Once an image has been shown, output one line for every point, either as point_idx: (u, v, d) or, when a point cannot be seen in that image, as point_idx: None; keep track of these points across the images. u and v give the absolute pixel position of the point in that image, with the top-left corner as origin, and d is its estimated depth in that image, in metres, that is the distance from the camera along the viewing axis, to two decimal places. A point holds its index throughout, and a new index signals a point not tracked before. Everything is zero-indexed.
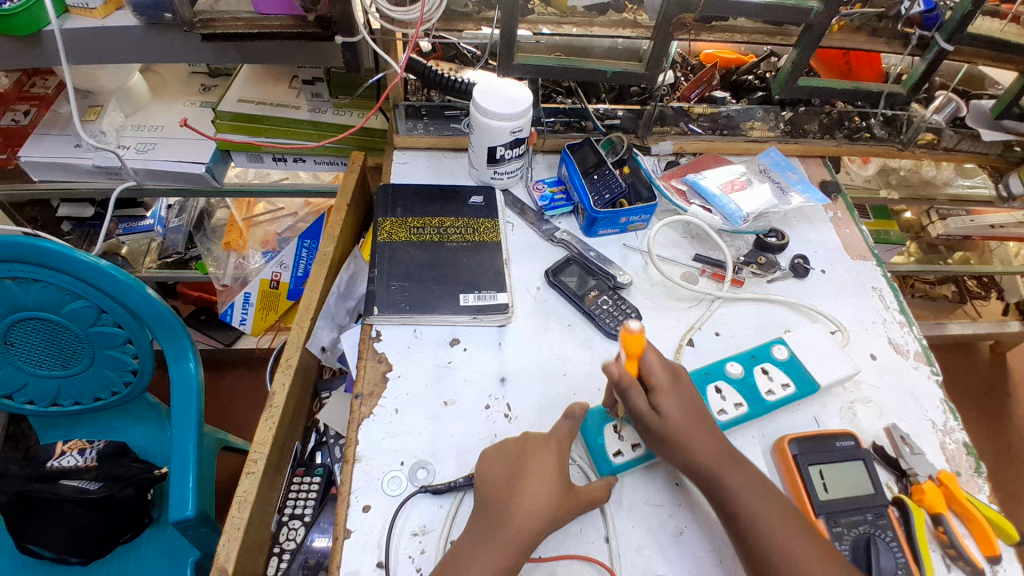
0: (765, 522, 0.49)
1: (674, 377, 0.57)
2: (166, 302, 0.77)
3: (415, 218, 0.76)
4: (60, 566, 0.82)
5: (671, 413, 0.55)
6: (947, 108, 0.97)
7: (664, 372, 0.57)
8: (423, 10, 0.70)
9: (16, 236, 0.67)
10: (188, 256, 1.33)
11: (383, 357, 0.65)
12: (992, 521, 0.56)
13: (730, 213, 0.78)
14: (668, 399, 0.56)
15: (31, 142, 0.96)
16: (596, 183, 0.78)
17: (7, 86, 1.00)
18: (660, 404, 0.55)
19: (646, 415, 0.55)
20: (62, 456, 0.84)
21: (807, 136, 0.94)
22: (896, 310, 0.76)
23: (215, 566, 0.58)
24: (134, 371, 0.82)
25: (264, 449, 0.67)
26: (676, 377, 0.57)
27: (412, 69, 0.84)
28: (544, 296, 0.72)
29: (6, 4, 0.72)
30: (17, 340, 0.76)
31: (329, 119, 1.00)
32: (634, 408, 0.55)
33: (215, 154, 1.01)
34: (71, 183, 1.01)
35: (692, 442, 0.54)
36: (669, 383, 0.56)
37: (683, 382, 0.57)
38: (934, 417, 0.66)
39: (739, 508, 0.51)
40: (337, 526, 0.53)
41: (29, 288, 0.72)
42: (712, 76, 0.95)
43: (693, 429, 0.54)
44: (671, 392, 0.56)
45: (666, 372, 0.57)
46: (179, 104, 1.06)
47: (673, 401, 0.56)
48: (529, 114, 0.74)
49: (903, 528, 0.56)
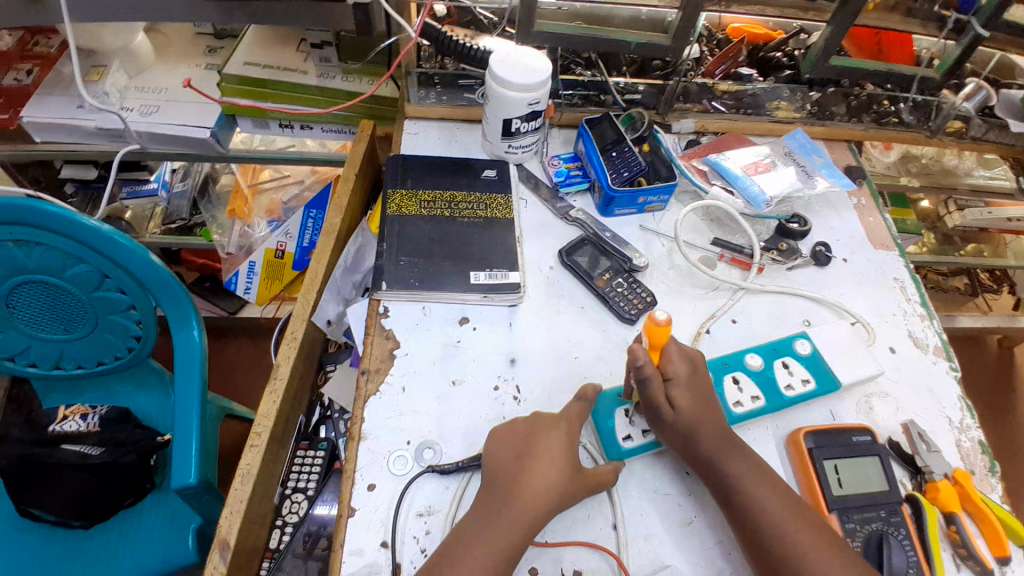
0: (777, 524, 0.48)
1: (691, 369, 0.56)
2: (170, 269, 0.76)
3: (426, 192, 0.74)
4: (63, 530, 0.82)
5: (682, 402, 0.54)
6: (977, 95, 0.91)
7: (682, 362, 0.56)
8: None
9: (19, 198, 0.66)
10: (193, 222, 1.30)
11: (391, 334, 0.63)
12: (1005, 521, 0.55)
13: (752, 196, 0.75)
14: (682, 389, 0.55)
15: (35, 103, 0.93)
16: (615, 161, 0.75)
17: (8, 44, 0.95)
18: (675, 396, 0.55)
19: (660, 406, 0.54)
20: (64, 421, 0.85)
21: (834, 118, 0.89)
22: (918, 302, 0.74)
23: (217, 538, 0.58)
24: (137, 337, 0.81)
25: (268, 422, 0.66)
26: (693, 367, 0.57)
27: (427, 34, 0.80)
28: (557, 277, 0.70)
29: None
30: (19, 305, 0.75)
31: (338, 85, 0.96)
32: (651, 397, 0.54)
33: (220, 117, 0.98)
34: (73, 145, 0.99)
35: (700, 436, 0.53)
36: (684, 373, 0.56)
37: (700, 374, 0.57)
38: (951, 414, 0.65)
39: (752, 509, 0.49)
40: (342, 503, 0.52)
41: (30, 252, 0.70)
42: (738, 52, 0.90)
43: (703, 420, 0.54)
44: (686, 385, 0.55)
45: (683, 363, 0.56)
46: (184, 65, 1.03)
47: (686, 394, 0.55)
48: (547, 86, 0.71)
49: (915, 526, 0.55)
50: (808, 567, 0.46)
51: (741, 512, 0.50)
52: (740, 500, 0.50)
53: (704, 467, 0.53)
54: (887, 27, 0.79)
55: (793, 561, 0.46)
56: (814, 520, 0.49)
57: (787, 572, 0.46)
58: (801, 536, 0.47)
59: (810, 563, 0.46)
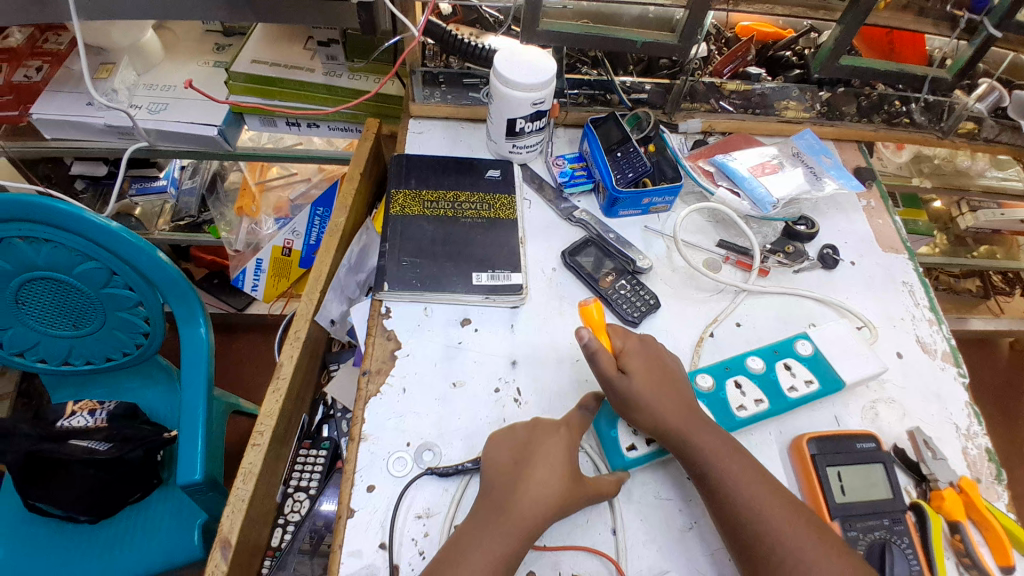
0: (751, 503, 0.48)
1: (641, 342, 0.58)
2: (178, 267, 0.77)
3: (430, 192, 0.74)
4: (70, 524, 0.84)
5: (639, 380, 0.54)
6: (990, 96, 0.88)
7: (628, 338, 0.58)
8: None
9: (29, 194, 0.66)
10: (200, 220, 1.32)
11: (392, 335, 0.63)
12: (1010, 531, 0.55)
13: (759, 198, 0.73)
14: (636, 364, 0.55)
15: (44, 100, 0.94)
16: (620, 161, 0.74)
17: (19, 41, 0.97)
18: (630, 369, 0.54)
19: (614, 380, 0.54)
20: (73, 416, 0.84)
21: (844, 118, 0.88)
22: (926, 306, 0.73)
23: (219, 536, 0.58)
24: (145, 333, 0.82)
25: (271, 421, 0.66)
26: (643, 342, 0.58)
27: (430, 32, 0.78)
28: (559, 279, 0.69)
29: None
30: (29, 300, 0.75)
31: (343, 82, 0.96)
32: (601, 373, 0.54)
33: (227, 116, 0.99)
34: (82, 142, 0.99)
35: (664, 411, 0.53)
36: (632, 348, 0.56)
37: (651, 348, 0.57)
38: (958, 420, 0.65)
39: (726, 489, 0.49)
40: (341, 504, 0.52)
41: (40, 248, 0.71)
42: (748, 50, 0.89)
43: (662, 395, 0.53)
44: (637, 354, 0.56)
45: (633, 339, 0.58)
46: (193, 63, 1.03)
47: (639, 362, 0.55)
48: (552, 86, 0.70)
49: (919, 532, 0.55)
50: (790, 557, 0.45)
51: (716, 492, 0.49)
52: (712, 478, 0.50)
53: (676, 447, 0.52)
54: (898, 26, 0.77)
55: (769, 543, 0.46)
56: (799, 510, 0.48)
57: (763, 551, 0.46)
58: (781, 526, 0.46)
59: (790, 550, 0.45)
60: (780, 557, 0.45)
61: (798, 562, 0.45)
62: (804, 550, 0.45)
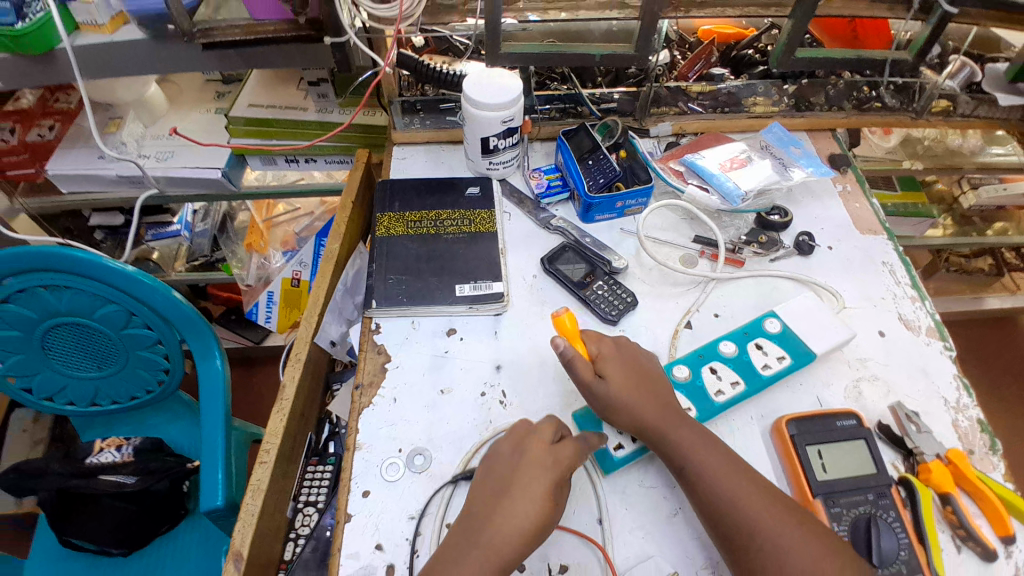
0: (729, 495, 0.49)
1: (616, 345, 0.59)
2: (193, 305, 0.82)
3: (413, 212, 0.78)
4: (104, 558, 0.88)
5: (617, 384, 0.55)
6: (961, 73, 0.90)
7: (602, 342, 0.59)
8: (401, 7, 0.69)
9: (50, 246, 0.72)
10: (213, 259, 1.39)
11: (382, 349, 0.66)
12: (1005, 499, 0.57)
13: (727, 192, 0.76)
14: (612, 367, 0.56)
15: (58, 156, 1.01)
16: (591, 169, 0.78)
17: (31, 103, 1.03)
18: (607, 372, 0.56)
19: (591, 384, 0.55)
20: (101, 452, 0.91)
21: (814, 108, 0.90)
22: (909, 284, 0.74)
23: (231, 550, 0.61)
24: (166, 371, 0.87)
25: (276, 439, 0.69)
26: (618, 345, 0.59)
27: (404, 64, 0.83)
28: (540, 284, 0.72)
29: (18, 24, 0.73)
30: (54, 346, 0.81)
31: (336, 118, 1.02)
32: (579, 378, 0.55)
33: (230, 158, 1.05)
34: (99, 194, 1.07)
35: (641, 409, 0.54)
36: (608, 352, 0.58)
37: (627, 350, 0.59)
38: (947, 394, 0.65)
39: (704, 482, 0.50)
40: (339, 510, 0.55)
41: (61, 295, 0.76)
42: (710, 52, 0.91)
43: (638, 395, 0.55)
44: (613, 357, 0.57)
45: (609, 344, 0.59)
46: (196, 112, 1.10)
47: (615, 365, 0.57)
48: (520, 104, 0.74)
49: (910, 510, 0.56)
50: (767, 542, 0.46)
51: (694, 486, 0.51)
52: (688, 472, 0.51)
53: (655, 444, 0.53)
54: (849, 13, 0.77)
55: (747, 530, 0.47)
56: (777, 498, 0.49)
57: (742, 538, 0.47)
58: (757, 514, 0.48)
59: (767, 536, 0.47)
60: (760, 544, 0.47)
61: (775, 547, 0.46)
62: (781, 535, 0.47)
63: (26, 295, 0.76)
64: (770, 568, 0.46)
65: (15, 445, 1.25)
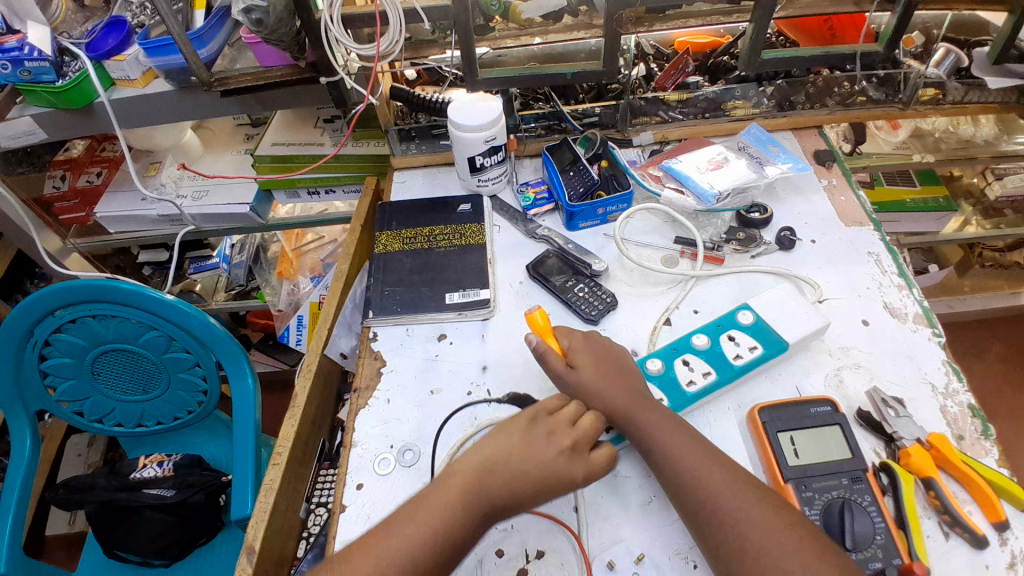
0: (693, 473, 0.51)
1: (587, 337, 0.63)
2: (225, 330, 0.90)
3: (408, 230, 0.84)
4: (146, 568, 0.96)
5: (588, 372, 0.59)
6: (947, 60, 0.88)
7: (574, 336, 0.63)
8: (378, 49, 0.77)
9: (97, 280, 0.81)
10: (249, 287, 1.50)
11: (379, 354, 0.72)
12: (994, 483, 0.55)
13: (701, 193, 0.79)
14: (584, 358, 0.60)
15: (105, 201, 1.14)
16: (573, 179, 0.83)
17: (81, 152, 1.17)
18: (578, 361, 0.59)
19: (563, 374, 0.59)
20: (144, 468, 0.99)
21: (796, 108, 0.93)
22: (895, 273, 0.74)
23: (245, 544, 0.67)
24: (204, 392, 0.95)
25: (288, 443, 0.75)
26: (588, 337, 0.63)
27: (398, 95, 0.92)
28: (526, 289, 0.77)
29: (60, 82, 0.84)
30: (104, 371, 0.91)
31: (349, 151, 1.10)
32: (552, 370, 0.60)
33: (257, 194, 1.15)
34: (143, 232, 1.20)
35: (610, 396, 0.57)
36: (580, 343, 0.62)
37: (597, 342, 0.62)
38: (934, 379, 0.64)
39: (668, 464, 0.53)
40: (336, 501, 0.60)
41: (109, 324, 0.86)
42: (684, 62, 0.91)
43: (608, 383, 0.58)
44: (584, 348, 0.61)
45: (581, 337, 0.63)
46: (228, 153, 1.21)
47: (586, 356, 0.60)
48: (501, 123, 0.80)
49: (893, 499, 0.55)
50: (729, 517, 0.48)
51: (662, 467, 0.53)
52: (655, 455, 0.54)
53: (627, 430, 0.56)
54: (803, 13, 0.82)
55: (710, 506, 0.50)
56: (740, 476, 0.51)
57: (704, 515, 0.50)
58: (720, 489, 0.50)
59: (729, 511, 0.49)
60: (722, 520, 0.49)
61: (736, 522, 0.48)
62: (743, 509, 0.49)
63: (76, 326, 0.85)
64: (732, 541, 0.48)
65: (72, 467, 1.37)
